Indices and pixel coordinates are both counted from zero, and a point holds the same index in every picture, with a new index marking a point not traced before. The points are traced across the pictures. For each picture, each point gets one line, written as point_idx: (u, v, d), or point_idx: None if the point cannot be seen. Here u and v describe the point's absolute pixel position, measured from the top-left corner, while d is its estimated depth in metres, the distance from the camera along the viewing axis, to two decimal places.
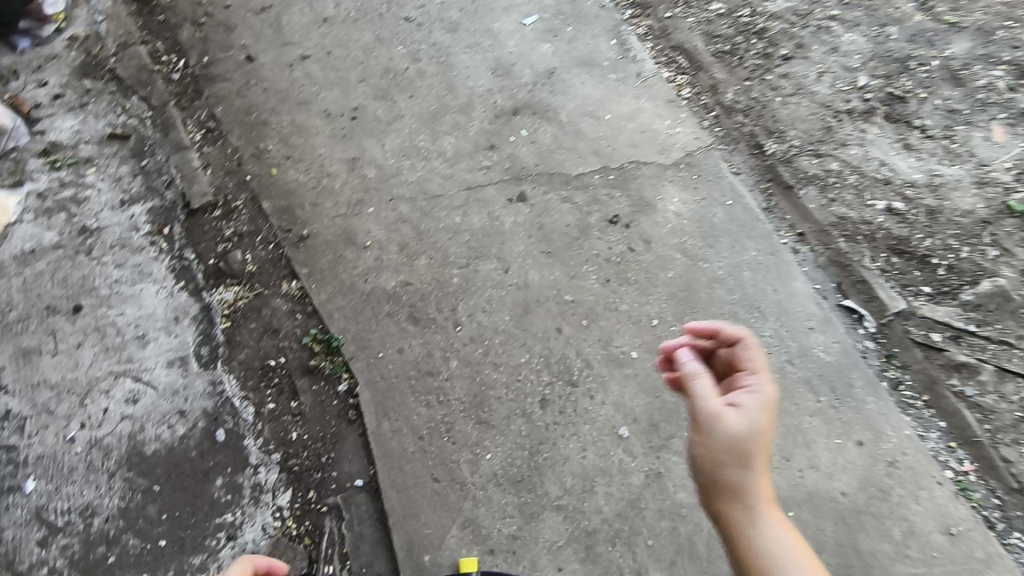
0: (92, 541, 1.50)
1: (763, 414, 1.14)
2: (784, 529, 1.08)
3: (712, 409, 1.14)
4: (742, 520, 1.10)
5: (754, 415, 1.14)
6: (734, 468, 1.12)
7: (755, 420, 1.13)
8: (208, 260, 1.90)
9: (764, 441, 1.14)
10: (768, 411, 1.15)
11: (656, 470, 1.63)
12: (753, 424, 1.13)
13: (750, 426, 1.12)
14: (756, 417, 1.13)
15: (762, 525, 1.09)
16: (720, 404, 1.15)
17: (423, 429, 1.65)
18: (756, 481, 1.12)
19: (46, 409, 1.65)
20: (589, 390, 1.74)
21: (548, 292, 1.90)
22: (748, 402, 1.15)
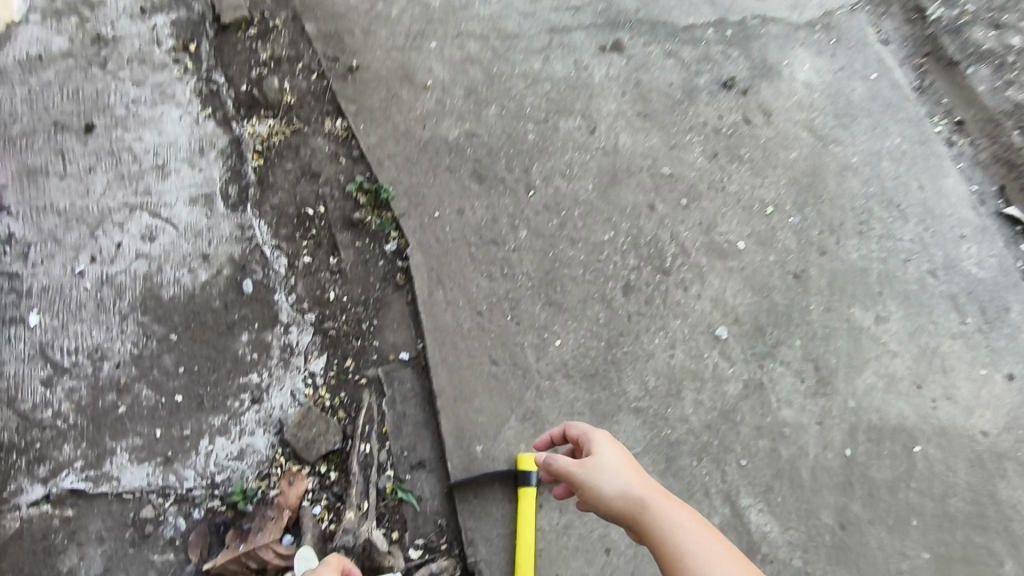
0: (101, 388, 1.30)
1: (632, 474, 0.98)
2: (709, 541, 0.89)
3: (585, 479, 0.98)
4: (662, 516, 0.91)
5: (604, 445, 1.03)
6: (601, 487, 0.97)
7: (610, 449, 1.03)
8: (240, 86, 1.58)
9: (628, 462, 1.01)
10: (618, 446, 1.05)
11: (756, 380, 1.37)
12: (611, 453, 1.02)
13: (628, 489, 0.96)
14: (603, 444, 1.03)
15: (680, 524, 0.90)
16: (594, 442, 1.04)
17: (482, 304, 1.38)
18: (621, 486, 0.96)
19: (53, 237, 1.42)
20: (683, 280, 1.44)
21: (641, 161, 1.56)
22: (613, 465, 0.99)
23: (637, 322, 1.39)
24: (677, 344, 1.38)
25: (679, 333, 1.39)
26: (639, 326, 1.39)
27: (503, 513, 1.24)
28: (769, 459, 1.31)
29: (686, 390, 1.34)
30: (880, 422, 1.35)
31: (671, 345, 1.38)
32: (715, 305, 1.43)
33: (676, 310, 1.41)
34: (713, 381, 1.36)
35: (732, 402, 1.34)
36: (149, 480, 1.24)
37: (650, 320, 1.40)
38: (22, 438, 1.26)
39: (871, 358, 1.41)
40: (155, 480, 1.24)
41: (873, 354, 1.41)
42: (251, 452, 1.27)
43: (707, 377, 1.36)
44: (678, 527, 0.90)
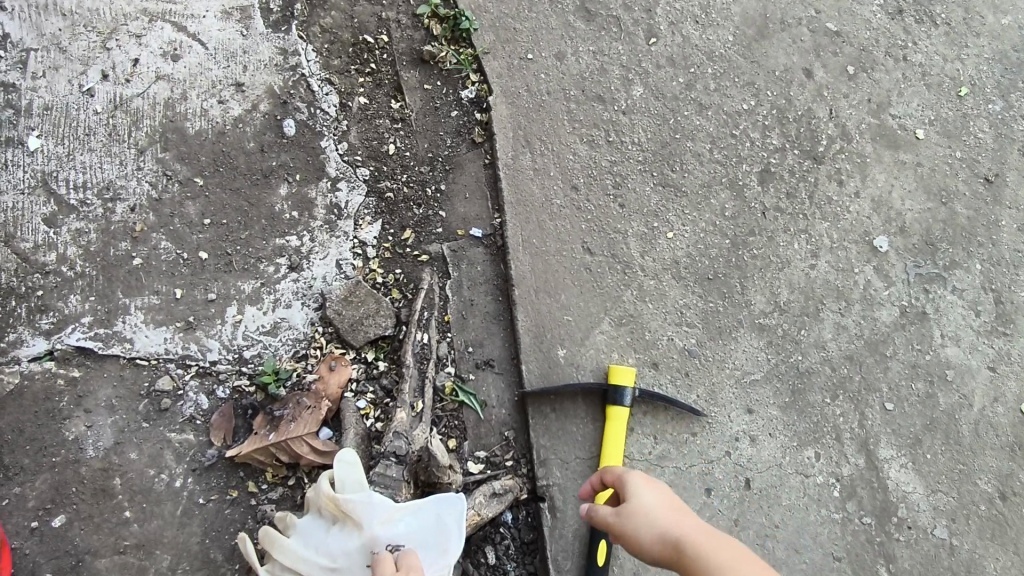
0: (113, 235, 1.08)
1: (675, 513, 0.71)
2: None
3: (614, 523, 0.72)
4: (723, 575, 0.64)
5: (639, 481, 0.75)
6: (636, 533, 0.70)
7: (647, 483, 0.74)
8: None
9: (675, 501, 0.73)
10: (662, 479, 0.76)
11: (919, 308, 1.06)
12: (649, 488, 0.74)
13: (672, 531, 0.69)
14: (639, 479, 0.75)
15: None
16: (628, 478, 0.76)
17: (579, 177, 1.09)
18: (663, 529, 0.69)
19: (57, 45, 1.14)
20: (838, 172, 1.11)
21: (801, 12, 1.19)
22: (650, 503, 0.72)
23: (774, 220, 1.09)
24: (822, 253, 1.08)
25: (826, 239, 1.08)
26: (775, 225, 1.08)
27: (585, 434, 1.01)
28: (925, 405, 1.02)
29: (827, 310, 1.05)
30: None
31: (814, 253, 1.08)
32: (876, 207, 1.10)
33: (825, 208, 1.10)
34: (864, 304, 1.06)
35: (885, 331, 1.05)
36: (168, 348, 1.04)
37: (790, 219, 1.09)
38: (22, 283, 1.05)
39: None
40: (174, 348, 1.04)
41: None
42: (286, 328, 1.06)
43: (856, 297, 1.06)
44: None
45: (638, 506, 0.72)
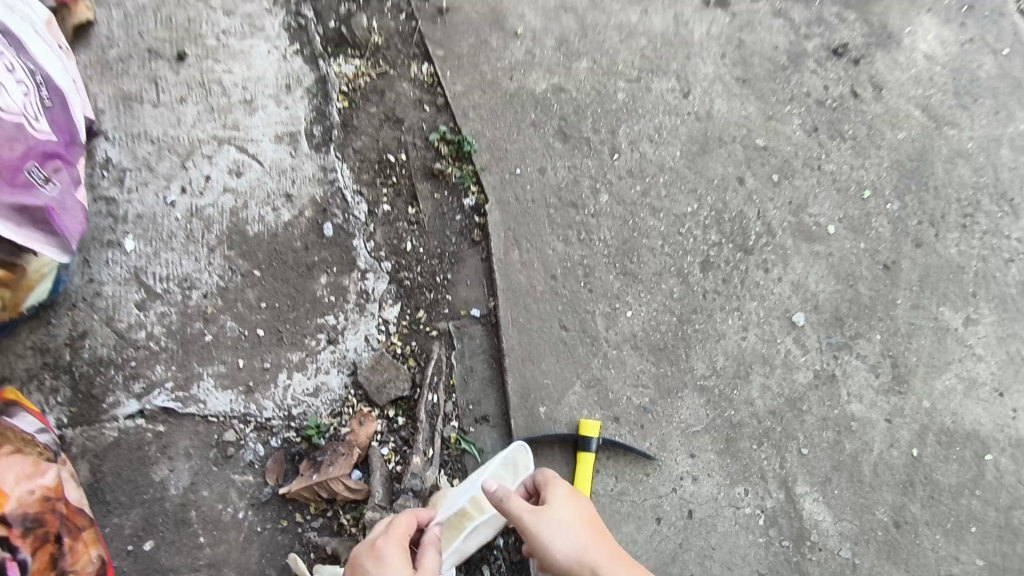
0: (190, 316, 1.37)
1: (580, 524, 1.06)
2: None
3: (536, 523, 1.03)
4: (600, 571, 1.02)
5: (564, 493, 1.08)
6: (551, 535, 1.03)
7: (564, 496, 1.08)
8: (329, 22, 1.56)
9: (581, 508, 1.08)
10: (574, 491, 1.10)
11: (828, 371, 1.33)
12: (564, 500, 1.07)
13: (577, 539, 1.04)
14: (562, 492, 1.08)
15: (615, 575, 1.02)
16: (555, 488, 1.09)
17: (557, 268, 1.38)
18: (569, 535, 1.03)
19: (147, 166, 1.46)
20: (765, 260, 1.39)
21: (735, 131, 1.49)
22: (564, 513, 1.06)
23: (713, 301, 1.36)
24: (751, 327, 1.35)
25: (754, 315, 1.36)
26: (713, 304, 1.36)
27: (561, 475, 1.28)
28: (833, 450, 1.28)
29: (754, 374, 1.32)
30: (954, 425, 1.31)
31: (744, 328, 1.35)
32: (795, 290, 1.38)
33: (754, 290, 1.37)
34: (784, 368, 1.33)
35: (801, 390, 1.31)
36: (232, 407, 1.32)
37: (725, 300, 1.36)
38: (118, 355, 1.34)
39: (954, 360, 1.35)
40: (237, 407, 1.32)
41: (956, 356, 1.35)
42: (325, 390, 1.33)
43: (778, 363, 1.33)
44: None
45: (564, 514, 1.05)
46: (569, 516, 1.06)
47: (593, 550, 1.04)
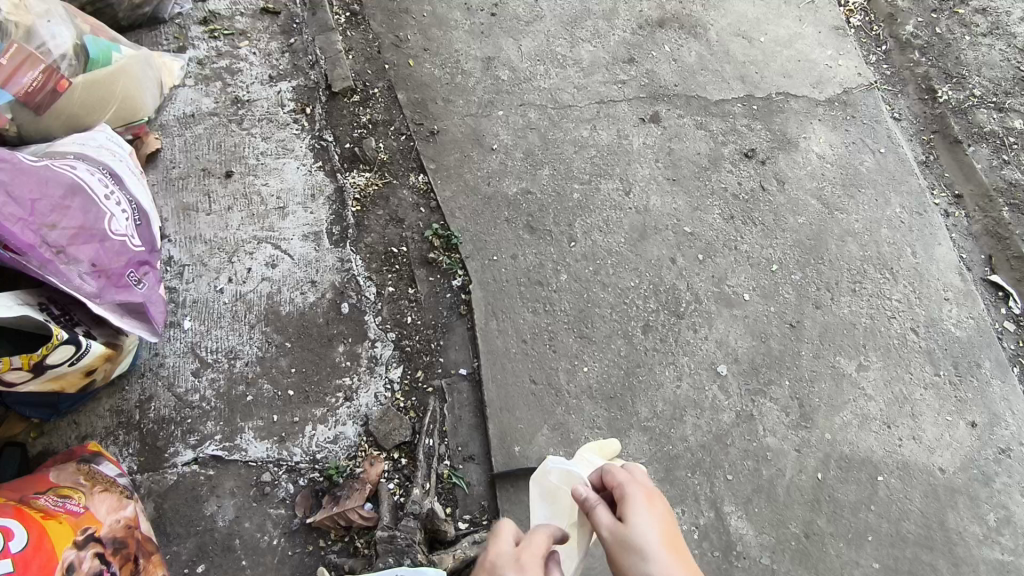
0: (234, 380, 1.71)
1: (662, 545, 0.99)
2: None
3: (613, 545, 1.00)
4: None
5: (640, 504, 1.05)
6: (631, 560, 0.97)
7: (643, 515, 1.03)
8: (345, 144, 1.98)
9: (663, 524, 1.03)
10: (653, 501, 1.06)
11: (748, 411, 1.65)
12: (645, 518, 1.02)
13: (659, 562, 0.96)
14: (637, 507, 1.04)
15: None
16: (631, 502, 1.05)
17: (527, 333, 1.73)
18: (649, 556, 0.97)
19: (201, 261, 1.82)
20: (693, 323, 1.74)
21: (667, 221, 1.87)
22: (643, 533, 1.00)
23: (652, 356, 1.70)
24: (684, 376, 1.68)
25: (686, 367, 1.69)
26: (653, 359, 1.70)
27: None
28: (752, 476, 1.59)
29: (687, 415, 1.64)
30: (851, 453, 1.61)
31: (678, 377, 1.68)
32: (719, 346, 1.72)
33: (686, 347, 1.72)
34: (711, 410, 1.65)
35: (725, 427, 1.63)
36: (268, 453, 1.64)
37: (663, 355, 1.71)
38: (178, 414, 1.66)
39: (850, 399, 1.67)
40: (272, 453, 1.64)
41: (851, 396, 1.67)
42: (343, 437, 1.65)
43: (706, 406, 1.65)
44: None
45: (637, 535, 1.00)
46: (640, 528, 1.00)
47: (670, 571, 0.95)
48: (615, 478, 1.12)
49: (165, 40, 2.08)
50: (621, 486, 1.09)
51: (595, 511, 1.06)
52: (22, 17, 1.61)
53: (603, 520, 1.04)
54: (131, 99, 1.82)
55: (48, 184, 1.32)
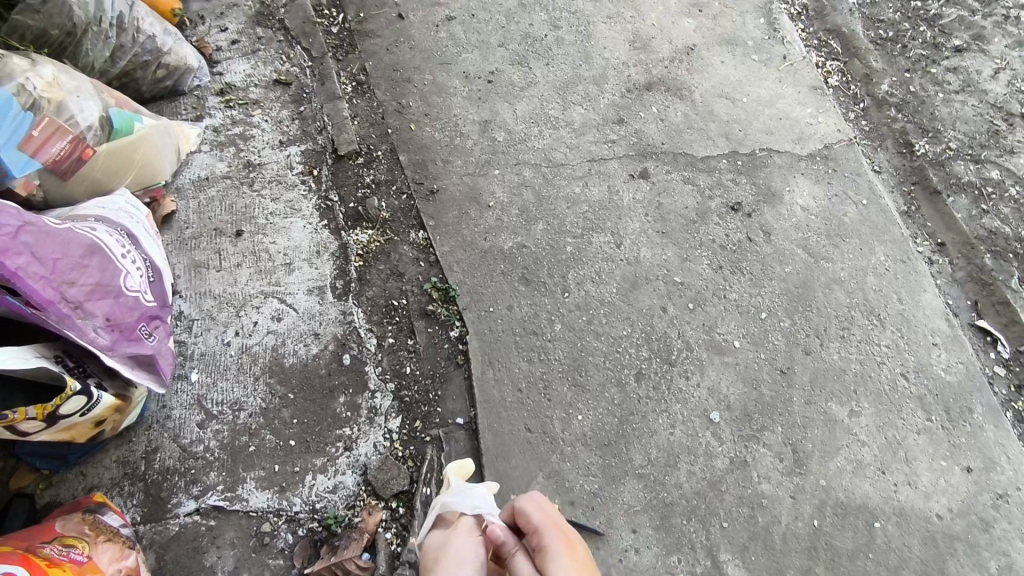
0: (238, 431, 1.75)
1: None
2: None
3: None
4: None
5: (555, 552, 1.13)
6: None
7: (562, 556, 1.12)
8: (349, 204, 2.09)
9: (580, 568, 1.11)
10: (570, 544, 1.16)
11: (741, 458, 1.67)
12: (564, 558, 1.12)
13: None
14: (557, 552, 1.13)
15: None
16: (550, 548, 1.14)
17: (522, 382, 1.77)
18: None
19: (209, 315, 1.90)
20: (685, 370, 1.78)
21: (657, 272, 1.94)
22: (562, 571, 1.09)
23: (646, 404, 1.74)
24: (677, 424, 1.71)
25: (679, 415, 1.72)
26: (647, 407, 1.73)
27: None
28: (748, 523, 1.59)
29: (682, 462, 1.66)
30: (847, 499, 1.62)
31: (672, 425, 1.71)
32: (711, 394, 1.75)
33: (679, 395, 1.75)
34: (705, 457, 1.67)
35: (719, 474, 1.65)
36: (269, 503, 1.66)
37: (656, 403, 1.74)
38: (182, 464, 1.70)
39: (843, 445, 1.68)
40: (273, 503, 1.66)
41: (845, 442, 1.69)
42: (341, 487, 1.68)
43: (700, 452, 1.67)
44: None
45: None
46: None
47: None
48: (530, 523, 1.20)
49: (184, 110, 2.23)
50: (539, 532, 1.18)
51: (515, 558, 1.13)
52: (54, 94, 1.71)
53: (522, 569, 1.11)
54: (151, 165, 1.97)
55: (69, 243, 1.40)
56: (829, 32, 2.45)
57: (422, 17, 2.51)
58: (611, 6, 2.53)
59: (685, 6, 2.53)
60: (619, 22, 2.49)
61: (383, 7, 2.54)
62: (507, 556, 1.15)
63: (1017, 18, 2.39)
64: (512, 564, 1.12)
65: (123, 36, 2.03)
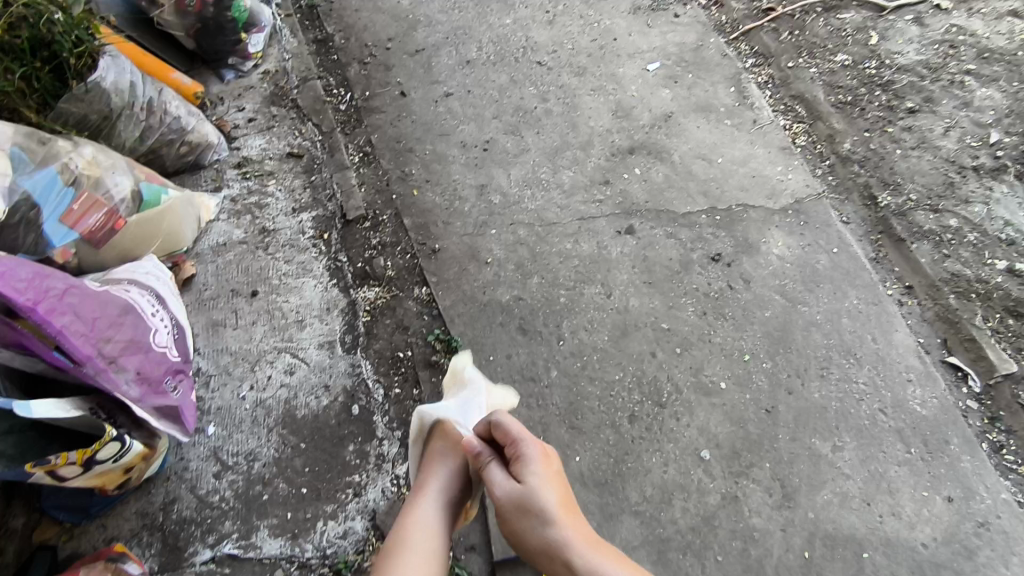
0: (252, 480, 1.83)
1: (545, 482, 1.42)
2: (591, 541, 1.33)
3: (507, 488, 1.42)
4: (560, 519, 1.35)
5: (528, 464, 1.44)
6: (523, 494, 1.39)
7: (533, 464, 1.44)
8: (357, 263, 2.25)
9: (549, 476, 1.43)
10: (542, 455, 1.47)
11: (732, 493, 1.75)
12: (534, 466, 1.44)
13: (541, 495, 1.39)
14: (531, 460, 1.45)
15: (571, 521, 1.36)
16: (525, 456, 1.46)
17: (522, 427, 1.88)
18: (536, 492, 1.39)
19: (226, 371, 2.02)
20: (676, 412, 1.89)
21: (646, 319, 2.07)
22: (530, 478, 1.41)
23: (639, 444, 1.83)
24: (670, 462, 1.80)
25: (671, 454, 1.82)
26: (640, 447, 1.83)
27: None
28: (742, 557, 1.67)
29: (675, 499, 1.75)
30: (835, 530, 1.70)
31: (665, 463, 1.80)
32: (701, 433, 1.85)
33: (670, 435, 1.85)
34: (698, 493, 1.76)
35: (712, 509, 1.73)
36: (282, 550, 1.73)
37: (649, 443, 1.83)
38: (198, 514, 1.78)
39: (828, 479, 1.77)
40: (285, 550, 1.73)
41: (830, 476, 1.78)
42: (351, 532, 1.75)
43: (692, 489, 1.76)
44: (568, 524, 1.35)
45: (528, 480, 1.41)
46: (530, 484, 1.40)
47: (563, 527, 1.34)
48: (510, 436, 1.50)
49: (204, 183, 2.42)
50: (516, 443, 1.48)
51: (493, 467, 1.46)
52: (93, 171, 1.90)
53: (499, 477, 1.44)
54: (174, 234, 2.15)
55: (107, 304, 1.55)
56: (795, 98, 2.68)
57: (422, 94, 2.75)
58: (595, 79, 2.78)
59: (662, 78, 2.77)
60: (602, 93, 2.73)
61: (387, 85, 2.79)
62: (487, 466, 1.48)
63: (962, 81, 2.63)
64: (491, 473, 1.46)
65: (152, 117, 2.24)
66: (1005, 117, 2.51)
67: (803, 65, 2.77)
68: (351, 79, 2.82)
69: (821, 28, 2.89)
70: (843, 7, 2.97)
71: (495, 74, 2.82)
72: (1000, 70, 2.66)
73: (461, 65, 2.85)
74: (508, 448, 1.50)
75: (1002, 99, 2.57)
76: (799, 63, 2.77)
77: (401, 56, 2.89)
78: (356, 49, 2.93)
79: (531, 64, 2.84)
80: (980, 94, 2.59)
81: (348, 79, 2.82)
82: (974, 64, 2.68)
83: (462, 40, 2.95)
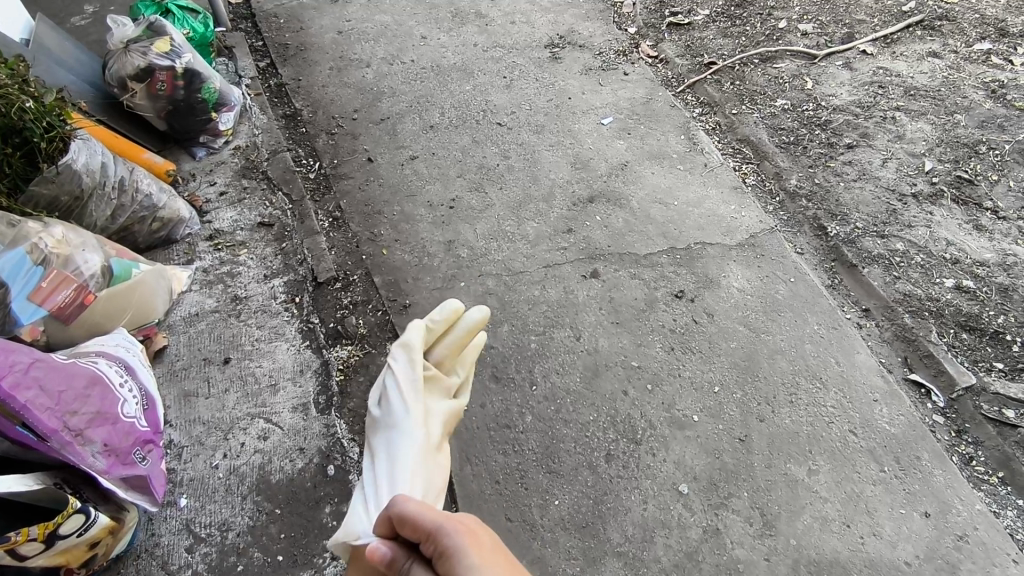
0: (226, 552, 1.76)
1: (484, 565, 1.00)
2: None
3: None
4: None
5: (453, 551, 1.02)
6: None
7: (459, 545, 1.03)
8: (330, 324, 2.28)
9: (484, 553, 1.02)
10: (471, 531, 1.06)
11: (713, 526, 1.75)
12: (463, 554, 1.01)
13: None
14: (458, 542, 1.03)
15: None
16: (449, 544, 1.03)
17: (500, 474, 1.86)
18: None
19: (199, 440, 1.97)
20: (651, 448, 1.90)
21: (616, 358, 2.11)
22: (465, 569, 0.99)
23: (617, 483, 1.83)
24: (649, 499, 1.80)
25: (650, 490, 1.82)
26: (618, 486, 1.83)
27: None
28: None
29: (658, 536, 1.73)
30: (818, 555, 1.69)
31: (644, 500, 1.80)
32: (678, 467, 1.86)
33: (648, 471, 1.85)
34: (679, 528, 1.75)
35: (695, 544, 1.72)
36: None
37: (627, 481, 1.84)
38: None
39: (807, 504, 1.78)
40: None
41: (808, 500, 1.78)
42: None
43: (673, 525, 1.75)
44: None
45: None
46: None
47: None
48: (421, 525, 1.09)
49: (176, 256, 2.46)
50: (432, 535, 1.07)
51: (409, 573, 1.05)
52: (63, 250, 1.93)
53: None
54: (146, 306, 2.15)
55: (74, 376, 1.55)
56: (741, 141, 2.84)
57: (389, 159, 2.86)
58: (553, 135, 2.93)
59: (615, 130, 2.93)
60: (560, 147, 2.87)
61: (354, 153, 2.90)
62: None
63: (893, 117, 2.82)
64: None
65: (123, 196, 2.29)
66: (936, 147, 2.68)
67: (747, 112, 2.95)
68: (319, 150, 2.93)
69: (760, 77, 3.10)
70: (778, 57, 3.19)
71: (458, 136, 2.95)
72: (927, 105, 2.86)
73: (425, 130, 2.99)
74: (423, 545, 1.08)
75: (932, 131, 2.75)
76: (743, 110, 2.95)
77: (367, 125, 3.03)
78: (324, 121, 3.06)
79: (491, 126, 2.99)
80: (911, 128, 2.77)
81: (316, 149, 2.93)
82: (902, 101, 2.89)
83: (425, 107, 3.10)
